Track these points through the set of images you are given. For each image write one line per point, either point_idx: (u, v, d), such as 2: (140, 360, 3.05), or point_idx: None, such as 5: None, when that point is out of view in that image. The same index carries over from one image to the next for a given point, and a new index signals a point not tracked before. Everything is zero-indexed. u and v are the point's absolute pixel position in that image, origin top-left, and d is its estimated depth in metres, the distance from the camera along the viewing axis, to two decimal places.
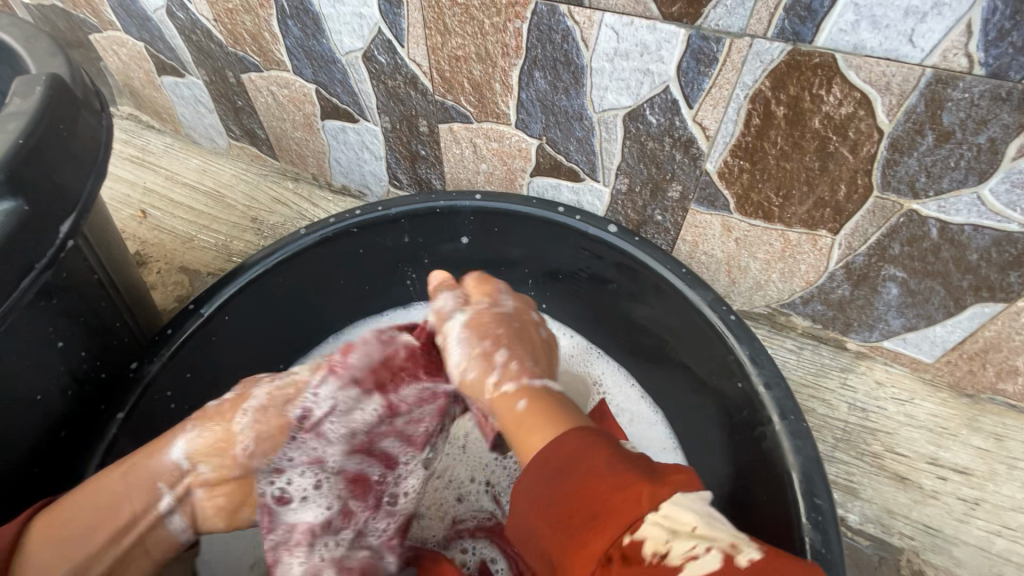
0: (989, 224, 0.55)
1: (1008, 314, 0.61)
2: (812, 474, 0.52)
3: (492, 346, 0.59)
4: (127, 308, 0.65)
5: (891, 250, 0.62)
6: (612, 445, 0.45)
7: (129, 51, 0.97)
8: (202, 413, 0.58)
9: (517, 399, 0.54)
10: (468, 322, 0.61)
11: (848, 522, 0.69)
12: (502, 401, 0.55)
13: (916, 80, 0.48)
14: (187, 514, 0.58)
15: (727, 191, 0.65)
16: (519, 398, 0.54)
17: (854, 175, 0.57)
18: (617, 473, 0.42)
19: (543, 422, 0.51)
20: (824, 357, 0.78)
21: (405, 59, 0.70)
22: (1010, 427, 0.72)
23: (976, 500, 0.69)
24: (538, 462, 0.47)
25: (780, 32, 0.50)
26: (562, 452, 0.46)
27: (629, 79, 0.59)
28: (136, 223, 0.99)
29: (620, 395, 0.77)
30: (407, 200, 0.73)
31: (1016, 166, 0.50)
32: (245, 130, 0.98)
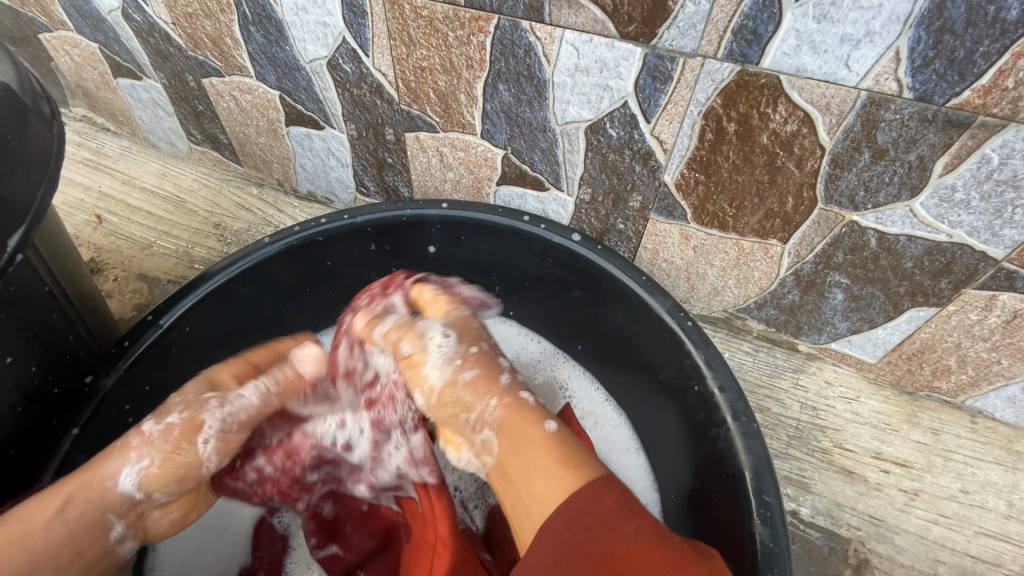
0: (921, 234, 0.59)
1: (941, 318, 0.66)
2: (762, 473, 0.55)
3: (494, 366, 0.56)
4: (81, 319, 0.63)
5: (835, 258, 0.66)
6: (643, 507, 0.45)
7: (82, 52, 0.94)
8: (144, 438, 0.53)
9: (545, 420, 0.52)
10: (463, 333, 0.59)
11: (801, 515, 0.73)
12: (516, 419, 0.52)
13: (853, 102, 0.51)
14: (139, 538, 0.54)
15: (684, 201, 0.67)
16: (544, 418, 0.52)
17: (800, 188, 0.60)
18: (667, 550, 0.42)
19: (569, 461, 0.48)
20: (778, 359, 0.81)
21: (371, 68, 0.70)
22: (946, 422, 0.77)
23: (915, 491, 0.74)
24: (578, 504, 0.44)
25: (729, 53, 0.52)
26: (600, 507, 0.44)
27: (590, 94, 0.61)
28: (91, 228, 0.96)
29: (586, 398, 0.78)
30: (373, 208, 0.73)
31: (943, 182, 0.54)
32: (207, 134, 0.96)
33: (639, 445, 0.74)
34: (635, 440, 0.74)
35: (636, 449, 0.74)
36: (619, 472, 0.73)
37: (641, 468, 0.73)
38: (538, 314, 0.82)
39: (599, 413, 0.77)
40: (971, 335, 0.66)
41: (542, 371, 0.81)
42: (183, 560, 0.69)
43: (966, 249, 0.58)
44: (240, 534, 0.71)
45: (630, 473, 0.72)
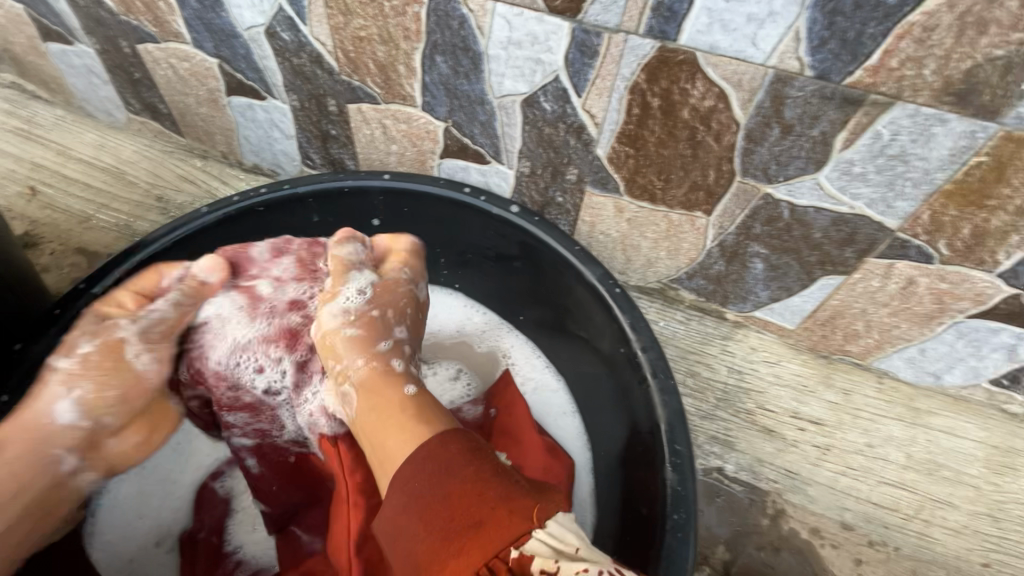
0: (827, 206, 0.64)
1: (848, 285, 0.71)
2: (676, 425, 0.59)
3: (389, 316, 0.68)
4: (7, 287, 0.62)
5: (754, 230, 0.70)
6: (485, 455, 0.50)
7: (6, 13, 0.90)
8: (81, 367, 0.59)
9: (404, 386, 0.60)
10: (376, 284, 0.70)
11: (724, 470, 0.79)
12: (383, 385, 0.61)
13: (762, 79, 0.55)
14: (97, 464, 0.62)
15: (617, 174, 0.70)
16: (403, 384, 0.61)
17: (720, 162, 0.64)
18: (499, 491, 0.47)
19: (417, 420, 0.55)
20: (708, 327, 0.86)
21: (309, 37, 0.70)
22: (857, 383, 0.83)
23: (827, 446, 0.81)
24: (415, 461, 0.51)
25: (649, 30, 0.55)
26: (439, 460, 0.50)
27: (523, 67, 0.63)
28: (24, 201, 0.93)
29: (527, 366, 0.81)
30: (314, 179, 0.73)
31: (843, 156, 0.58)
32: (145, 104, 0.93)
33: (574, 408, 0.78)
34: (571, 402, 0.78)
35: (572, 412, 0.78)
36: (556, 433, 0.76)
37: (576, 429, 0.76)
38: (483, 286, 0.84)
39: (540, 379, 0.80)
40: (874, 301, 0.72)
41: (487, 341, 0.83)
42: (125, 526, 0.70)
43: (866, 220, 0.63)
44: (182, 498, 0.72)
45: (566, 434, 0.76)
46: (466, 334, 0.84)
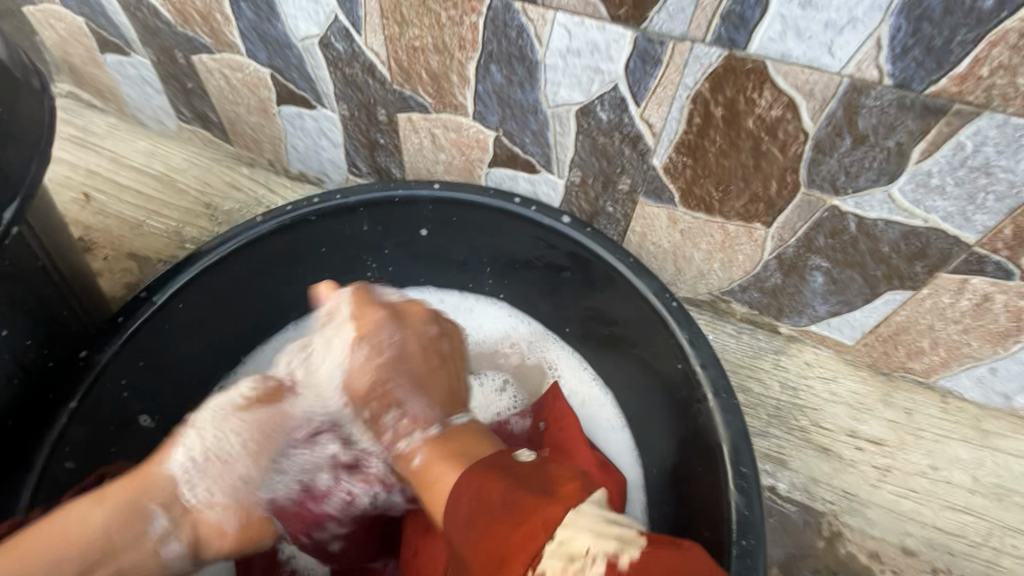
0: (899, 219, 0.61)
1: (915, 300, 0.68)
2: (740, 445, 0.57)
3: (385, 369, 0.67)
4: (75, 294, 0.63)
5: (816, 242, 0.68)
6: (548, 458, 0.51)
7: (67, 25, 0.92)
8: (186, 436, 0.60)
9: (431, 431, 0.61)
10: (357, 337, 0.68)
11: (778, 490, 0.76)
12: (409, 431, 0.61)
13: (836, 87, 0.53)
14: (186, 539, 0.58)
15: (672, 184, 0.69)
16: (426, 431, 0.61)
17: (784, 172, 0.62)
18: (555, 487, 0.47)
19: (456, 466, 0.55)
20: (760, 340, 0.84)
21: (363, 47, 0.70)
22: (919, 402, 0.80)
23: (887, 467, 0.77)
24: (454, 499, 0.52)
25: (717, 38, 0.53)
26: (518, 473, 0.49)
27: (581, 76, 0.62)
28: (79, 207, 0.96)
29: (573, 378, 0.80)
30: (365, 188, 0.73)
31: (920, 168, 0.56)
32: (196, 112, 0.95)
33: (623, 423, 0.76)
34: (620, 416, 0.76)
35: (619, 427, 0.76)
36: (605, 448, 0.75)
37: (626, 444, 0.75)
38: (528, 296, 0.83)
39: (587, 392, 0.79)
40: (943, 318, 0.69)
41: (532, 353, 0.83)
42: None
43: (940, 234, 0.60)
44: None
45: (615, 450, 0.75)
46: (511, 345, 0.84)
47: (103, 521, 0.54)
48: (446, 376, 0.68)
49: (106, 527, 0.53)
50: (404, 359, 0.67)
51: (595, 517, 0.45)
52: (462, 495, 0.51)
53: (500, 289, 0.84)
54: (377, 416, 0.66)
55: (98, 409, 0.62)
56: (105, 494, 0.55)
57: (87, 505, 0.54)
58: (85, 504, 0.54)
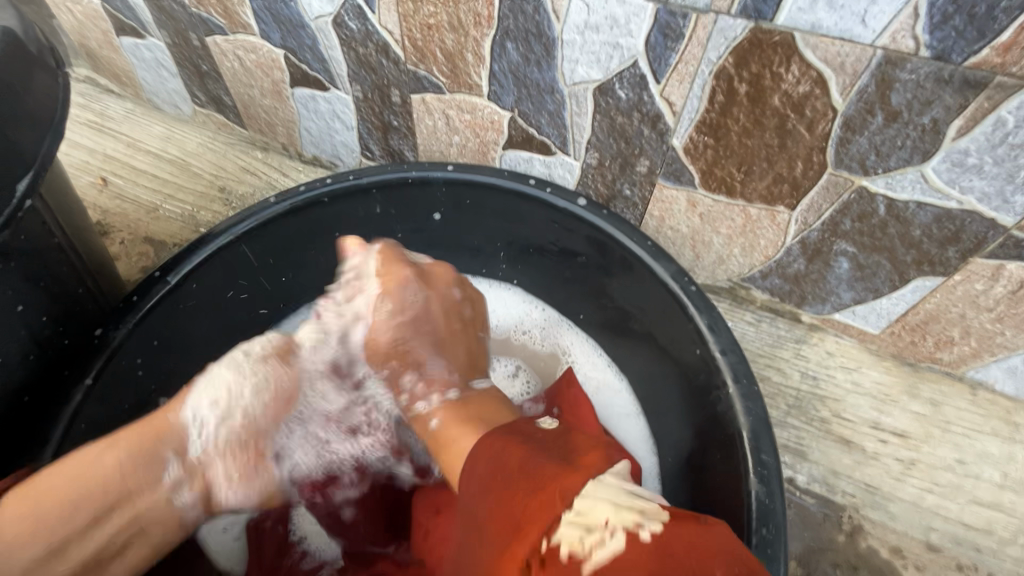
0: (931, 201, 0.58)
1: (946, 288, 0.66)
2: (761, 434, 0.56)
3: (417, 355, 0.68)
4: (90, 274, 0.64)
5: (842, 226, 0.65)
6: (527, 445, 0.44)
7: (84, 9, 0.93)
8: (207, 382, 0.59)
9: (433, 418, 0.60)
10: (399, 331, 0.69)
11: (797, 482, 0.74)
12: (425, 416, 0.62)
13: (868, 61, 0.50)
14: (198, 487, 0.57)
15: (692, 166, 0.67)
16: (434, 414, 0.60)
17: (810, 152, 0.60)
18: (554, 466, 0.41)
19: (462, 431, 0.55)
20: (780, 329, 0.81)
21: (377, 26, 0.69)
22: (946, 394, 0.77)
23: (911, 461, 0.75)
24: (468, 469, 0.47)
25: (743, 9, 0.51)
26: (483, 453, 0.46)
27: (599, 52, 0.60)
28: (96, 191, 0.96)
29: (588, 365, 0.79)
30: (378, 170, 0.72)
31: (957, 146, 0.53)
32: (211, 96, 0.95)
33: (639, 411, 0.74)
34: (635, 404, 0.75)
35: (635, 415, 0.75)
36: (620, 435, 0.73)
37: (641, 432, 0.73)
38: (542, 281, 0.82)
39: (602, 379, 0.78)
40: (976, 306, 0.66)
41: (546, 339, 0.82)
42: None
43: (975, 216, 0.58)
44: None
45: (631, 439, 0.73)
46: (524, 331, 0.83)
47: (117, 467, 0.52)
48: (468, 341, 0.71)
49: (120, 471, 0.52)
50: (428, 318, 0.69)
51: (614, 486, 0.39)
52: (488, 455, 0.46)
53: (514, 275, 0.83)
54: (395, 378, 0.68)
55: (113, 387, 0.62)
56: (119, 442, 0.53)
57: (102, 452, 0.52)
58: (96, 448, 0.52)
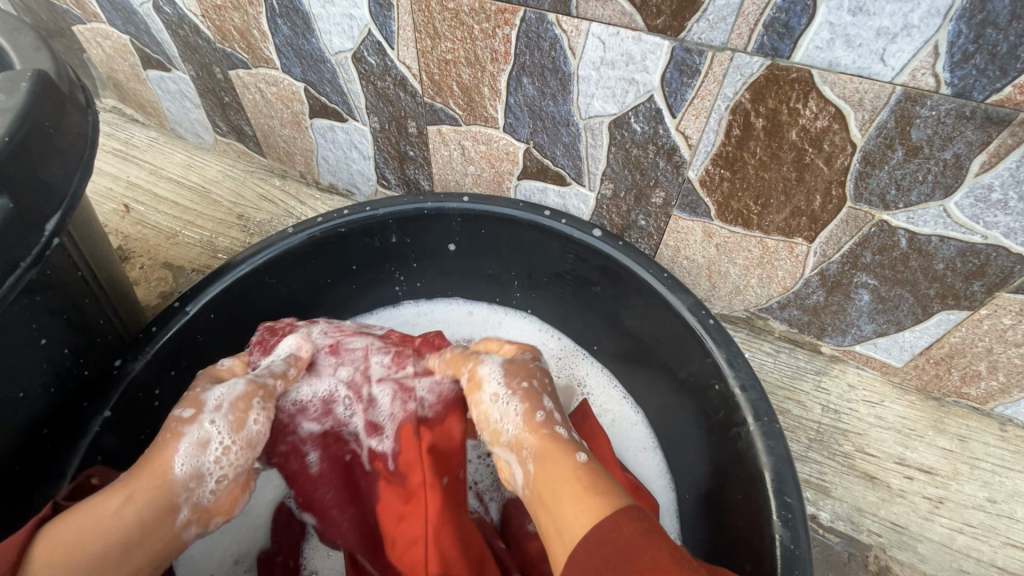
0: (955, 235, 0.57)
1: (972, 321, 0.64)
2: (784, 474, 0.54)
3: (538, 386, 0.62)
4: (111, 304, 0.65)
5: (863, 259, 0.64)
6: (668, 537, 0.47)
7: (114, 44, 0.96)
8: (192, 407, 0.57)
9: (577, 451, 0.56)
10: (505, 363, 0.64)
11: (820, 519, 0.71)
12: (548, 444, 0.57)
13: (887, 97, 0.50)
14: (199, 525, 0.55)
15: (708, 198, 0.67)
16: (575, 448, 0.57)
17: (829, 186, 0.59)
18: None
19: (591, 487, 0.52)
20: (800, 360, 0.80)
21: (395, 61, 0.70)
22: (974, 429, 0.75)
23: (940, 499, 0.72)
24: (597, 539, 0.48)
25: (759, 47, 0.51)
26: (619, 533, 0.47)
27: (615, 87, 0.61)
28: (118, 217, 0.98)
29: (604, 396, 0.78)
30: (394, 201, 0.73)
31: (980, 181, 0.52)
32: (232, 126, 0.97)
33: (654, 445, 0.73)
34: (652, 437, 0.74)
35: (651, 448, 0.74)
36: (636, 469, 0.72)
37: (658, 466, 0.72)
38: (556, 310, 0.81)
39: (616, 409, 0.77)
40: (1003, 340, 0.64)
41: (561, 369, 0.81)
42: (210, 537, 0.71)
43: (1001, 251, 0.56)
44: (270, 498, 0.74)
45: (646, 474, 0.72)
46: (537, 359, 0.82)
47: (130, 524, 0.49)
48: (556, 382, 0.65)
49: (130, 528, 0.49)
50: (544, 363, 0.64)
51: None
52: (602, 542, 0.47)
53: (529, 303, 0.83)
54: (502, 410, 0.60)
55: (131, 418, 0.63)
56: (128, 496, 0.50)
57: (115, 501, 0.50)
58: (115, 502, 0.50)
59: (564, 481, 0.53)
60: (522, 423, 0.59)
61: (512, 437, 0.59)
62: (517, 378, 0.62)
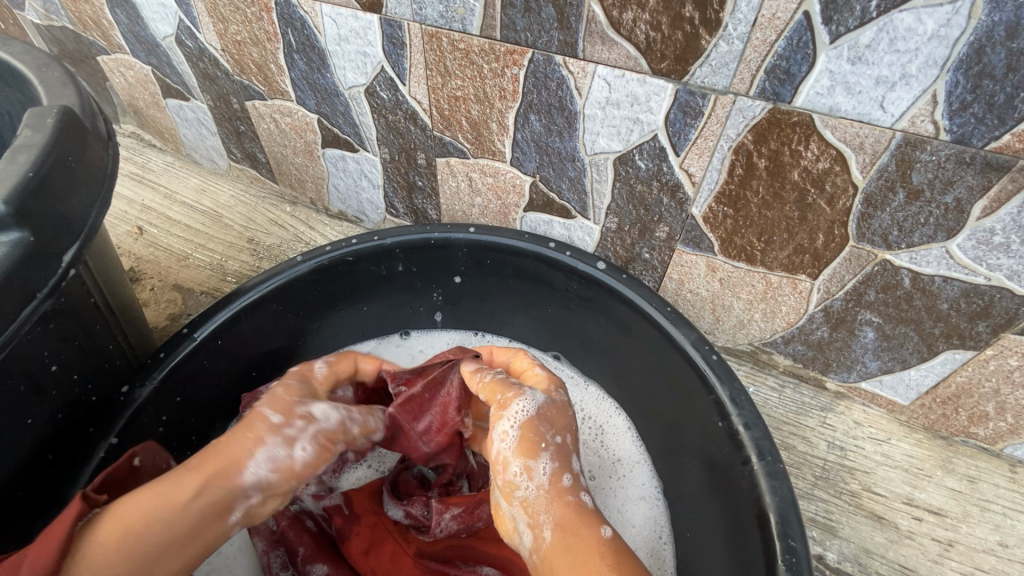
0: (958, 276, 0.58)
1: (978, 362, 0.64)
2: (788, 517, 0.53)
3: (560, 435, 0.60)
4: (121, 330, 0.66)
5: (866, 297, 0.65)
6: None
7: (136, 73, 0.99)
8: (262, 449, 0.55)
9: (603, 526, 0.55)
10: (542, 406, 0.61)
11: (826, 560, 0.69)
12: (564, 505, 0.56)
13: (887, 142, 0.51)
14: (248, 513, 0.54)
15: (712, 234, 0.67)
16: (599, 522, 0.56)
17: (831, 226, 0.60)
18: None
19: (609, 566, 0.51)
20: (804, 396, 0.80)
21: (406, 96, 0.73)
22: (983, 470, 0.74)
23: (950, 542, 0.70)
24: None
25: (761, 91, 0.53)
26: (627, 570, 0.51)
27: (620, 126, 0.62)
28: (132, 239, 1.00)
29: (617, 439, 0.76)
30: (402, 231, 0.75)
31: (982, 225, 0.53)
32: (246, 153, 1.00)
33: (660, 494, 0.72)
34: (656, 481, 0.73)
35: (655, 494, 0.72)
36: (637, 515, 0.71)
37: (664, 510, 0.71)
38: (558, 342, 0.82)
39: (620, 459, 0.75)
40: (1010, 381, 0.64)
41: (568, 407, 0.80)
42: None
43: (1005, 293, 0.57)
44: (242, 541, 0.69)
45: (650, 523, 0.70)
46: None
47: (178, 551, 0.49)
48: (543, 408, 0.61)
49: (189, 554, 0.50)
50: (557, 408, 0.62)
51: None
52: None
53: (545, 344, 0.83)
54: (535, 459, 0.58)
55: (135, 445, 0.63)
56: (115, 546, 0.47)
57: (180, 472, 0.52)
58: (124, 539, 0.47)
59: (596, 549, 0.53)
60: (549, 477, 0.57)
61: (530, 497, 0.57)
62: (548, 429, 0.60)
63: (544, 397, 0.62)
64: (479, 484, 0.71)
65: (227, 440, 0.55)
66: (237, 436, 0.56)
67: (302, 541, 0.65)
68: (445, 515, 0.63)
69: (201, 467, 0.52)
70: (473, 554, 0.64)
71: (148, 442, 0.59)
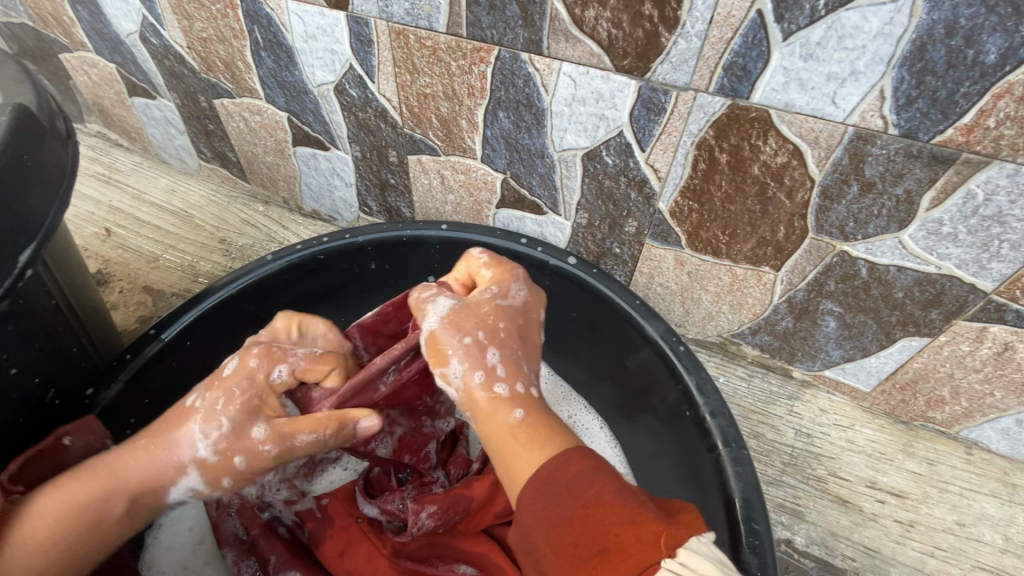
0: (911, 265, 0.60)
1: (932, 348, 0.66)
2: (752, 501, 0.55)
3: (486, 338, 0.51)
4: (86, 331, 0.65)
5: (827, 287, 0.67)
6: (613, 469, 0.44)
7: (100, 71, 0.97)
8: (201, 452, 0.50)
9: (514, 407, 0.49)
10: (460, 309, 0.54)
11: (794, 544, 0.71)
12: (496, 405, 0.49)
13: (840, 137, 0.53)
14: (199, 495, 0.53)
15: (679, 228, 0.69)
16: (512, 404, 0.49)
17: (791, 218, 0.62)
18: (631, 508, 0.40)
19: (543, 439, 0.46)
20: (772, 385, 0.82)
21: (376, 93, 0.73)
22: (941, 452, 0.77)
23: (911, 522, 0.73)
24: (538, 480, 0.43)
25: (720, 88, 0.54)
26: (570, 470, 0.43)
27: (587, 123, 0.63)
28: (99, 241, 0.98)
29: (594, 442, 0.75)
30: (374, 228, 0.75)
31: (931, 216, 0.55)
32: (216, 152, 0.98)
33: None
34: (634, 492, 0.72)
35: None
36: None
37: None
38: None
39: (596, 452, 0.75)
40: (963, 366, 0.66)
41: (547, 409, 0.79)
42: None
43: (955, 281, 0.59)
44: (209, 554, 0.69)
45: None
46: None
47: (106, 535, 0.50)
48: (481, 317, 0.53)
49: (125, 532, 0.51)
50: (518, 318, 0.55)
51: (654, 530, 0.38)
52: (558, 490, 0.42)
53: None
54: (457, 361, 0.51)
55: None
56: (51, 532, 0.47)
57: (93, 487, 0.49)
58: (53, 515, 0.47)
59: (514, 433, 0.47)
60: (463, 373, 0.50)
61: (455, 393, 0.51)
62: (455, 334, 0.52)
63: (450, 303, 0.54)
64: (456, 474, 0.69)
65: (147, 445, 0.51)
66: (160, 444, 0.51)
67: (274, 549, 0.64)
68: (422, 515, 0.61)
69: (123, 485, 0.50)
70: (450, 553, 0.63)
71: (84, 419, 0.57)
